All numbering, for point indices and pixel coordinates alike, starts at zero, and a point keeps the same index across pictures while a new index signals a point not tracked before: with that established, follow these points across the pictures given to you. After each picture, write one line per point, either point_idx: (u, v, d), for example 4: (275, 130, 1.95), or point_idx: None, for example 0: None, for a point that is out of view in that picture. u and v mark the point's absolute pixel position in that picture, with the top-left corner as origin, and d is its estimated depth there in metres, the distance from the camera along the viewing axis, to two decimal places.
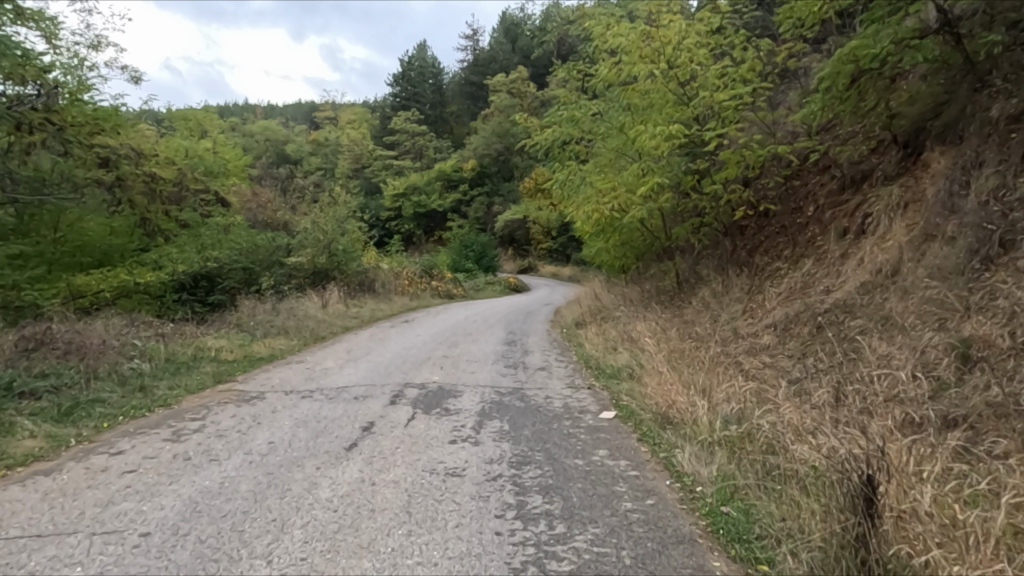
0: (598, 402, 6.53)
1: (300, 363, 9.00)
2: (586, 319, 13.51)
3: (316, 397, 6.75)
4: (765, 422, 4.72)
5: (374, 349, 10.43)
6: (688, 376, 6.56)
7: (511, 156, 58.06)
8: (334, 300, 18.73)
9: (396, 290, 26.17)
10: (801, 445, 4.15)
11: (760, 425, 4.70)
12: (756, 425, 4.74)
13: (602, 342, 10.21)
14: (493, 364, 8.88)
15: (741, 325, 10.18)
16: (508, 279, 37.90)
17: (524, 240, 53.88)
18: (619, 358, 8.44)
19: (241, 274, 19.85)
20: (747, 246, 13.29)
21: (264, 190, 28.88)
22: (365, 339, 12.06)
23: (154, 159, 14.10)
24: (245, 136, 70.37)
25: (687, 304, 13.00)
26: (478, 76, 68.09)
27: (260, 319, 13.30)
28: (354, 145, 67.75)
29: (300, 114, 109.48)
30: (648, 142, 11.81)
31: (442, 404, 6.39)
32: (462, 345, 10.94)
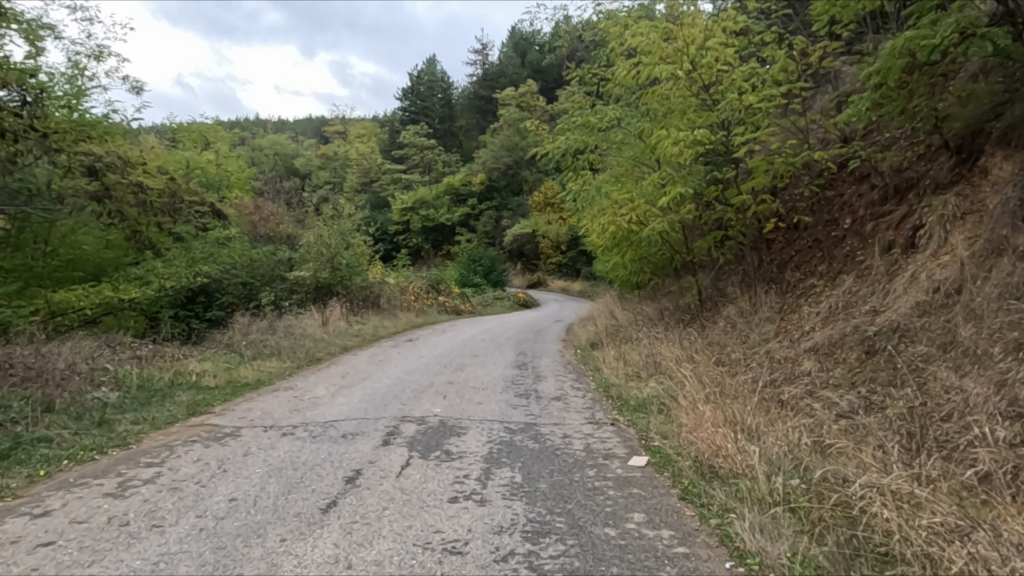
0: (626, 443, 5.60)
1: (289, 391, 8.12)
2: (603, 339, 12.59)
3: (297, 436, 5.84)
4: (860, 492, 3.85)
5: (373, 374, 9.55)
6: (730, 413, 5.63)
7: (520, 170, 57.46)
8: (336, 317, 17.93)
9: (402, 306, 25.36)
10: (922, 536, 3.30)
11: (856, 496, 3.84)
12: (850, 494, 3.88)
13: (623, 367, 9.29)
14: (503, 392, 7.96)
15: (776, 349, 9.24)
16: (518, 294, 37.08)
17: (534, 254, 53.08)
18: (643, 388, 7.51)
19: (240, 289, 19.12)
20: (776, 261, 12.36)
21: (269, 204, 28.23)
22: (364, 361, 11.18)
23: (142, 168, 13.23)
24: (254, 150, 70.16)
25: (711, 324, 12.07)
26: (488, 90, 67.80)
27: (254, 338, 12.46)
28: (363, 159, 67.35)
29: (310, 129, 109.71)
30: (670, 150, 10.94)
31: (443, 445, 5.48)
32: (468, 369, 10.04)
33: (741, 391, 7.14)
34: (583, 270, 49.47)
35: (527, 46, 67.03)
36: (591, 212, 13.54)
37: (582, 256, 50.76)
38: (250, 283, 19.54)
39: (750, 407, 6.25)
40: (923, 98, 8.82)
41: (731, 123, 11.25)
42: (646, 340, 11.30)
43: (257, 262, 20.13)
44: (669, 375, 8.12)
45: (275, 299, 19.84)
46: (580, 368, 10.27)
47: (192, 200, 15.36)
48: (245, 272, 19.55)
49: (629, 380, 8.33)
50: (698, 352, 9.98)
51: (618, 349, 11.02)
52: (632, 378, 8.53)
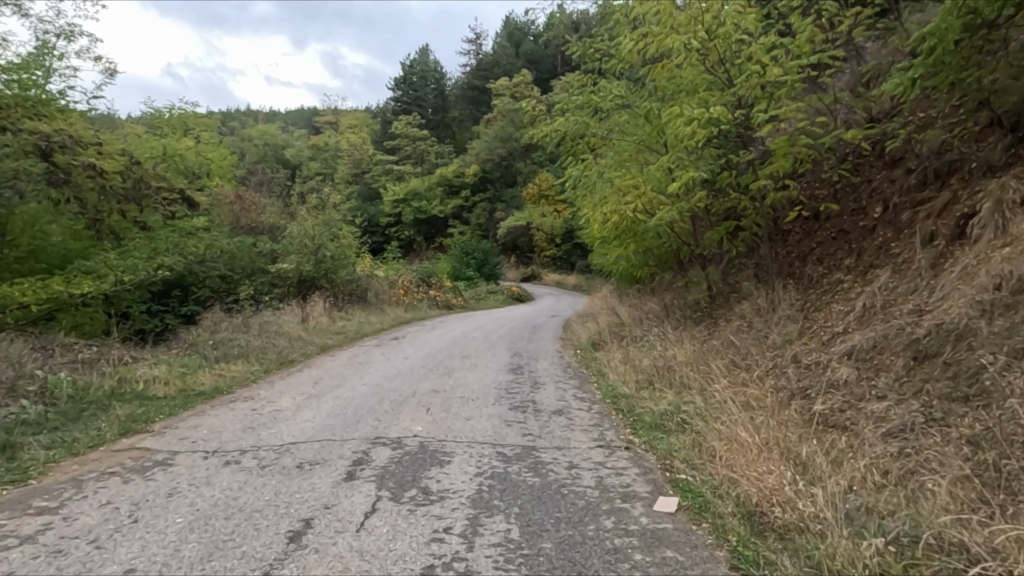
0: (646, 476, 4.55)
1: (250, 402, 7.03)
2: (606, 338, 11.55)
3: (243, 465, 4.76)
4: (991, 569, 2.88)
5: (350, 379, 8.49)
6: (774, 438, 4.61)
7: (514, 162, 56.36)
8: (319, 313, 16.87)
9: (391, 301, 24.26)
10: None
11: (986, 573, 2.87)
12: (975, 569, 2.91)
13: (632, 373, 8.23)
14: (495, 404, 6.90)
15: (803, 352, 8.21)
16: (512, 288, 36.09)
17: (528, 247, 52.01)
18: (659, 401, 6.48)
19: (217, 283, 17.96)
20: (794, 254, 11.34)
21: (252, 194, 27.03)
22: (341, 363, 10.09)
23: (96, 149, 12.07)
24: (243, 140, 68.73)
25: (724, 323, 11.04)
26: (482, 81, 66.55)
27: (223, 337, 11.37)
28: (354, 149, 66.01)
29: (301, 120, 108.10)
30: (682, 131, 9.88)
31: (420, 481, 4.41)
32: (457, 373, 8.98)
33: (774, 408, 6.12)
34: (577, 264, 48.55)
35: (522, 36, 65.95)
36: (593, 201, 12.46)
37: (577, 250, 49.78)
38: (227, 276, 18.38)
39: (792, 431, 5.22)
40: (974, 69, 7.77)
41: (749, 101, 10.20)
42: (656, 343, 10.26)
43: (236, 254, 18.92)
44: (688, 388, 7.09)
45: (253, 294, 18.67)
46: (583, 373, 9.23)
47: (160, 185, 14.20)
48: (222, 265, 18.41)
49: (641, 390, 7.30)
50: (716, 359, 8.94)
51: (626, 350, 9.98)
52: (643, 387, 7.51)
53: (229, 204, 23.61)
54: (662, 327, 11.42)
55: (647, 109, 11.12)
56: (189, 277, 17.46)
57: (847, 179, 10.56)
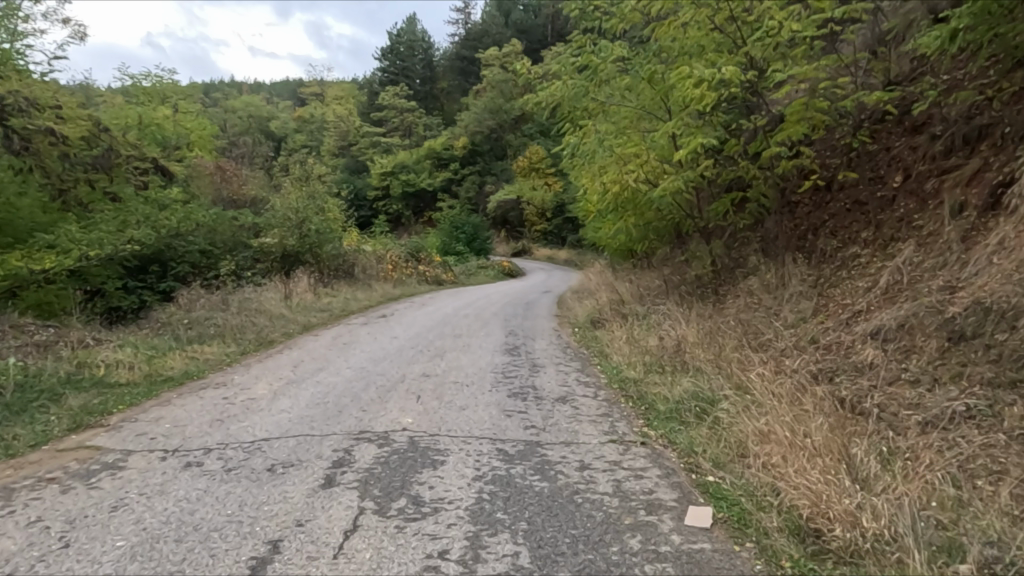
0: (669, 480, 3.97)
1: (221, 390, 6.38)
2: (605, 316, 10.96)
3: (206, 468, 4.13)
4: None
5: (334, 362, 7.85)
6: (815, 434, 4.03)
7: (504, 134, 55.37)
8: (303, 289, 16.20)
9: (379, 276, 23.57)
10: None
11: None
12: None
13: (638, 355, 7.66)
14: (491, 390, 6.30)
15: (821, 332, 7.65)
16: (502, 263, 35.41)
17: (518, 221, 51.23)
18: (673, 387, 5.90)
19: (197, 259, 17.35)
20: (804, 226, 10.75)
21: (234, 165, 26.04)
22: (325, 344, 9.45)
23: (59, 114, 11.25)
24: (226, 112, 67.05)
25: (730, 299, 10.47)
26: (471, 51, 65.11)
27: (199, 316, 10.68)
28: (341, 121, 64.54)
29: (286, 91, 106.00)
30: (691, 94, 9.18)
31: (411, 488, 3.80)
32: (449, 355, 8.38)
33: (801, 395, 5.55)
34: (569, 238, 47.89)
35: (512, 5, 64.49)
36: (591, 171, 11.76)
37: (567, 224, 49.13)
38: (207, 251, 17.74)
39: (828, 423, 4.65)
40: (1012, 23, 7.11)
41: (762, 62, 9.50)
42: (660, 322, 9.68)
43: (216, 230, 18.33)
44: (702, 373, 6.52)
45: (235, 269, 18.08)
46: (583, 354, 8.64)
47: (131, 153, 13.36)
48: (201, 240, 17.70)
49: (650, 373, 6.71)
50: (727, 339, 8.36)
51: (629, 329, 9.38)
52: (652, 370, 6.92)
53: (209, 175, 22.69)
54: (665, 304, 10.83)
55: (651, 71, 10.37)
56: (168, 252, 16.87)
57: (864, 147, 9.92)
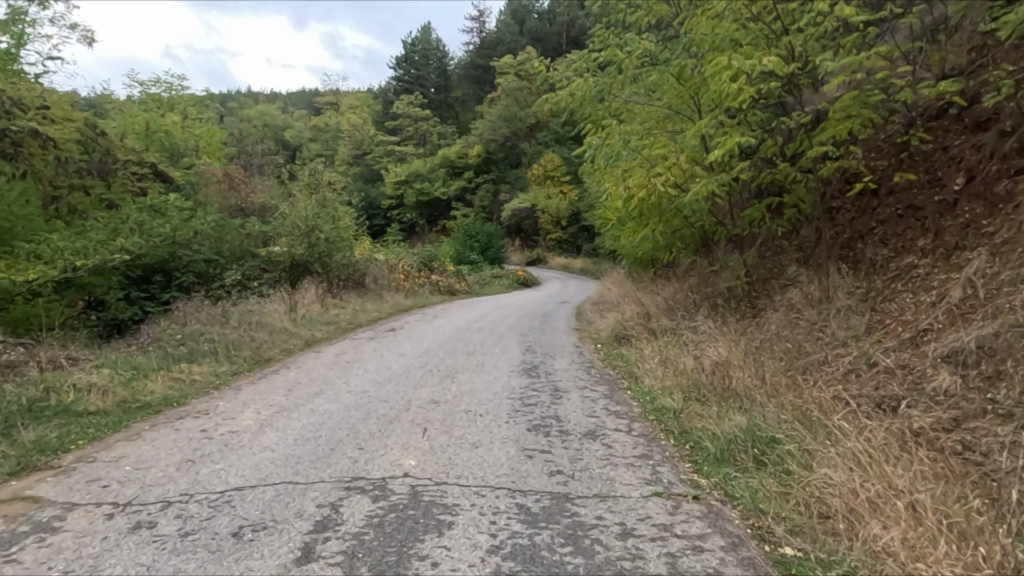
0: (738, 556, 3.13)
1: (200, 420, 5.59)
2: (632, 332, 10.10)
3: (160, 532, 3.35)
4: None
5: (332, 386, 7.04)
6: (922, 499, 3.18)
7: (519, 143, 54.81)
8: (310, 300, 15.52)
9: (391, 286, 22.86)
10: None
11: None
12: None
13: (673, 379, 6.82)
14: (507, 422, 5.48)
15: (882, 353, 6.74)
16: (517, 272, 34.64)
17: (533, 230, 50.45)
18: (722, 422, 5.03)
19: (202, 268, 16.73)
20: (848, 234, 9.85)
21: (243, 172, 25.47)
22: (326, 361, 8.68)
23: (52, 117, 10.66)
24: (242, 120, 67.10)
25: (769, 313, 9.59)
26: (485, 59, 64.83)
27: (194, 330, 9.95)
28: (355, 130, 64.22)
29: (302, 101, 106.39)
30: (728, 89, 8.33)
31: (411, 566, 2.98)
32: (461, 375, 7.57)
33: (881, 435, 4.68)
34: (584, 247, 47.06)
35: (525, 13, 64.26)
36: (615, 175, 10.91)
37: (583, 233, 48.33)
38: (212, 261, 17.08)
39: (925, 477, 3.79)
40: None
41: (804, 54, 8.64)
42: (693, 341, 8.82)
43: (223, 238, 17.71)
44: (752, 405, 5.64)
45: (241, 279, 17.41)
46: (610, 375, 7.77)
47: (127, 158, 12.73)
48: (207, 249, 17.07)
49: (692, 402, 5.86)
50: (772, 362, 7.49)
51: (660, 349, 8.53)
52: (693, 398, 6.06)
53: (217, 182, 22.12)
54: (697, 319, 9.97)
55: (681, 65, 9.55)
56: (172, 261, 16.25)
57: (917, 146, 9.03)
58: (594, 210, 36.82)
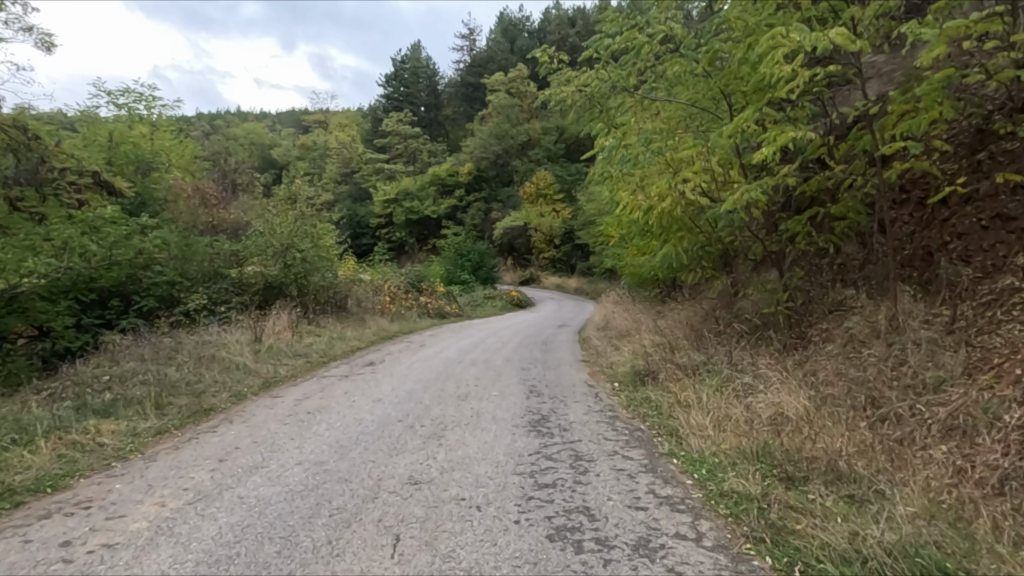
0: None
1: (69, 524, 3.82)
2: (657, 369, 8.42)
3: None
4: None
5: (279, 454, 5.29)
6: None
7: (511, 160, 53.69)
8: (282, 326, 13.86)
9: (376, 309, 21.14)
10: None
11: None
12: None
13: (732, 444, 5.17)
14: (518, 524, 3.78)
15: (1006, 404, 5.13)
16: (511, 292, 33.00)
17: (525, 248, 48.94)
18: (843, 535, 3.37)
19: (165, 292, 15.47)
20: (914, 251, 8.30)
21: (217, 188, 23.79)
22: (282, 411, 6.96)
23: None
24: (226, 138, 65.56)
25: (824, 347, 7.98)
26: (476, 77, 64.02)
27: (126, 370, 8.21)
28: (343, 147, 62.71)
29: (290, 119, 105.13)
30: (780, 72, 6.76)
31: None
32: (451, 434, 5.90)
33: None
34: (579, 265, 45.60)
35: (516, 31, 63.74)
36: (632, 183, 9.31)
37: (576, 251, 46.95)
38: (177, 282, 15.69)
39: None
40: None
41: (868, 32, 7.12)
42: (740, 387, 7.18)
43: (190, 256, 16.31)
44: (867, 497, 3.98)
45: (206, 303, 15.95)
46: (640, 432, 6.05)
47: (66, 167, 11.11)
48: (171, 269, 15.70)
49: (776, 488, 4.20)
50: (853, 419, 5.84)
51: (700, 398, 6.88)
52: (773, 480, 4.38)
53: (187, 198, 20.43)
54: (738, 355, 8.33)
55: (713, 50, 8.01)
56: (130, 285, 14.92)
57: (999, 145, 7.54)
58: (589, 228, 35.47)
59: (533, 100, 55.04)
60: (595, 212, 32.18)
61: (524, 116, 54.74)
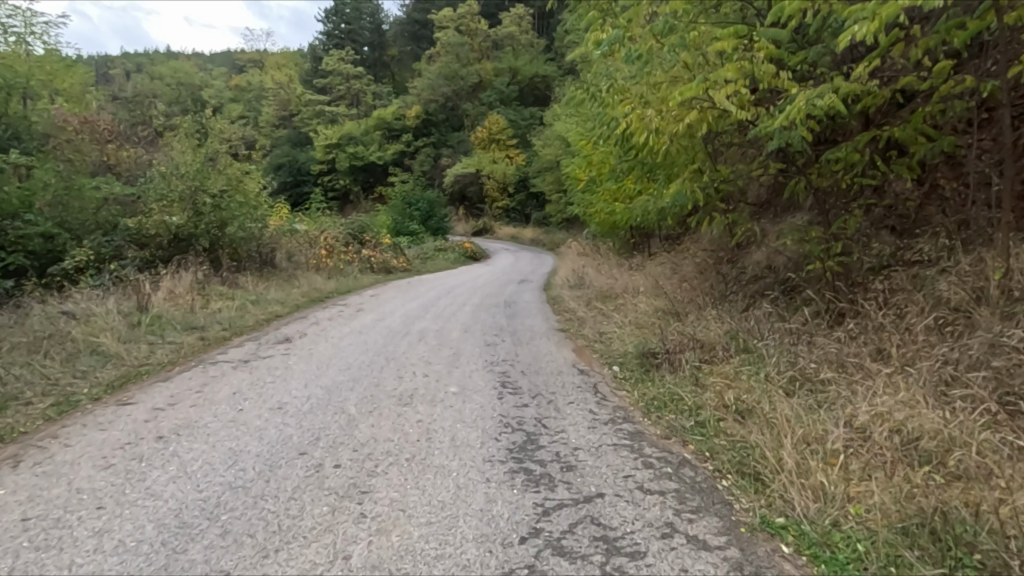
0: None
1: None
2: (676, 350, 6.17)
3: None
4: None
5: (54, 556, 2.81)
6: None
7: (462, 103, 50.48)
8: (184, 287, 11.16)
9: (310, 264, 18.37)
10: None
11: None
12: None
13: (880, 516, 2.97)
14: None
15: None
16: (464, 243, 30.45)
17: (477, 197, 46.20)
18: None
19: (39, 246, 12.80)
20: (1015, 188, 6.19)
21: (115, 123, 20.17)
22: (122, 434, 4.43)
23: None
24: (147, 76, 59.47)
25: (903, 315, 5.86)
26: (422, 15, 59.95)
27: None
28: (279, 87, 57.58)
29: (220, 58, 97.74)
30: None
31: None
32: (387, 486, 3.52)
33: None
34: (533, 215, 43.36)
35: None
36: (635, 96, 6.86)
37: (531, 200, 44.57)
38: (53, 233, 13.06)
39: None
40: None
41: None
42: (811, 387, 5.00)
43: (71, 201, 13.67)
44: None
45: (93, 259, 13.23)
46: (689, 470, 3.79)
47: None
48: (46, 219, 13.11)
49: None
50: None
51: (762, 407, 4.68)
52: None
53: (74, 133, 16.98)
54: (788, 338, 6.17)
55: None
56: None
57: None
58: (546, 175, 33.05)
59: (483, 38, 51.68)
60: (552, 158, 29.71)
61: (474, 56, 51.41)
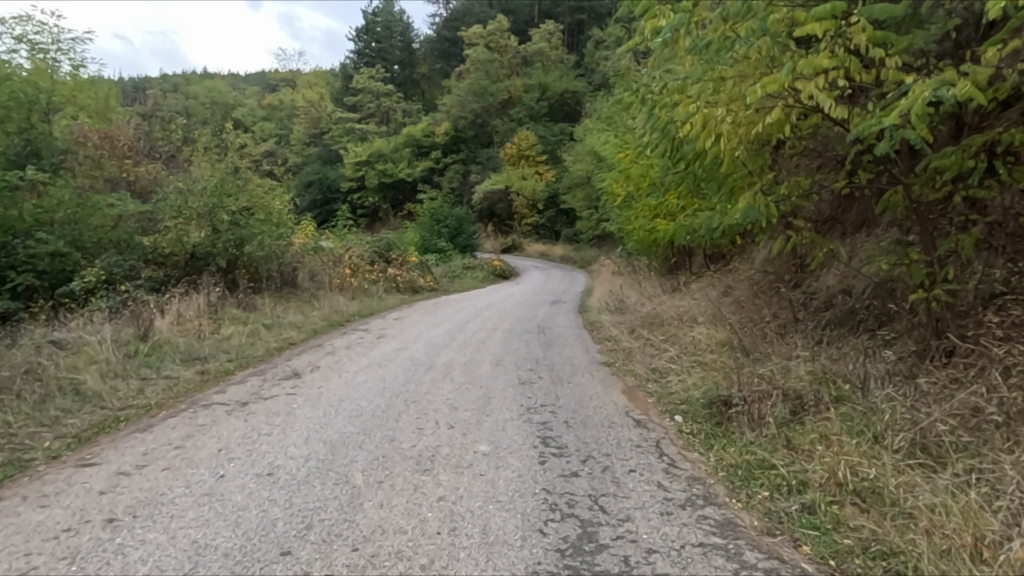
0: None
1: None
2: (754, 399, 5.07)
3: None
4: None
5: None
6: None
7: (491, 119, 49.94)
8: (194, 311, 10.36)
9: (334, 284, 17.59)
10: None
11: None
12: None
13: None
14: None
15: None
16: (493, 261, 29.50)
17: (506, 214, 45.37)
18: None
19: (49, 266, 12.20)
20: None
21: (139, 139, 19.75)
22: (64, 515, 3.49)
23: None
24: (183, 96, 60.21)
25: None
26: (452, 33, 59.89)
27: None
28: (310, 105, 57.75)
29: (254, 78, 99.27)
30: None
31: None
32: None
33: None
34: (564, 232, 42.31)
35: None
36: (697, 95, 5.83)
37: (561, 216, 43.57)
38: (64, 252, 12.43)
39: None
40: None
41: None
42: (946, 458, 3.86)
43: (85, 219, 13.11)
44: None
45: (105, 279, 12.57)
46: None
47: None
48: (58, 237, 12.52)
49: None
50: None
51: (889, 489, 3.54)
52: None
53: (95, 149, 16.49)
54: (893, 384, 5.02)
55: None
56: (4, 258, 11.95)
57: None
58: (577, 191, 32.07)
59: (513, 55, 51.31)
60: (583, 174, 28.79)
61: (504, 72, 50.91)
